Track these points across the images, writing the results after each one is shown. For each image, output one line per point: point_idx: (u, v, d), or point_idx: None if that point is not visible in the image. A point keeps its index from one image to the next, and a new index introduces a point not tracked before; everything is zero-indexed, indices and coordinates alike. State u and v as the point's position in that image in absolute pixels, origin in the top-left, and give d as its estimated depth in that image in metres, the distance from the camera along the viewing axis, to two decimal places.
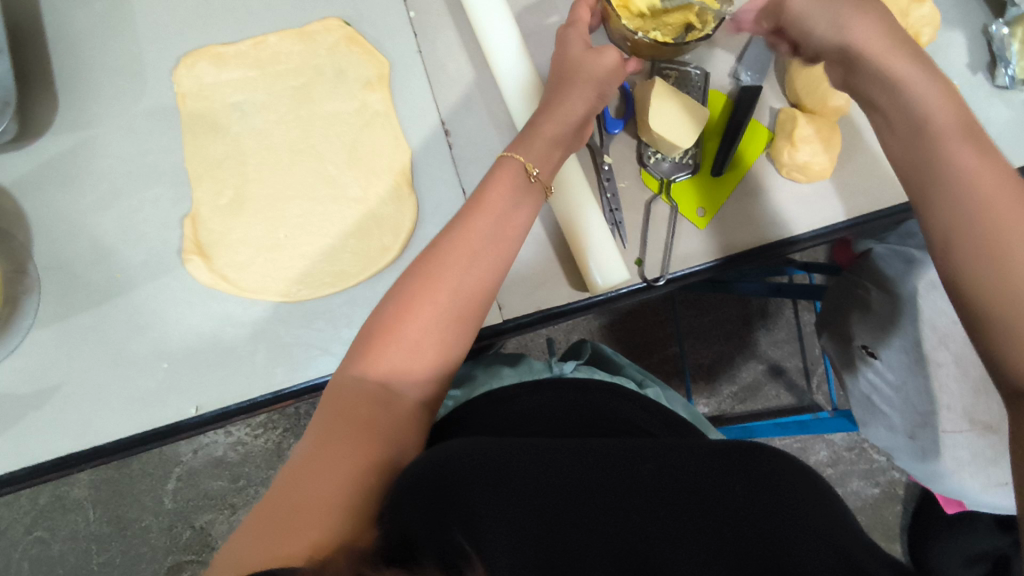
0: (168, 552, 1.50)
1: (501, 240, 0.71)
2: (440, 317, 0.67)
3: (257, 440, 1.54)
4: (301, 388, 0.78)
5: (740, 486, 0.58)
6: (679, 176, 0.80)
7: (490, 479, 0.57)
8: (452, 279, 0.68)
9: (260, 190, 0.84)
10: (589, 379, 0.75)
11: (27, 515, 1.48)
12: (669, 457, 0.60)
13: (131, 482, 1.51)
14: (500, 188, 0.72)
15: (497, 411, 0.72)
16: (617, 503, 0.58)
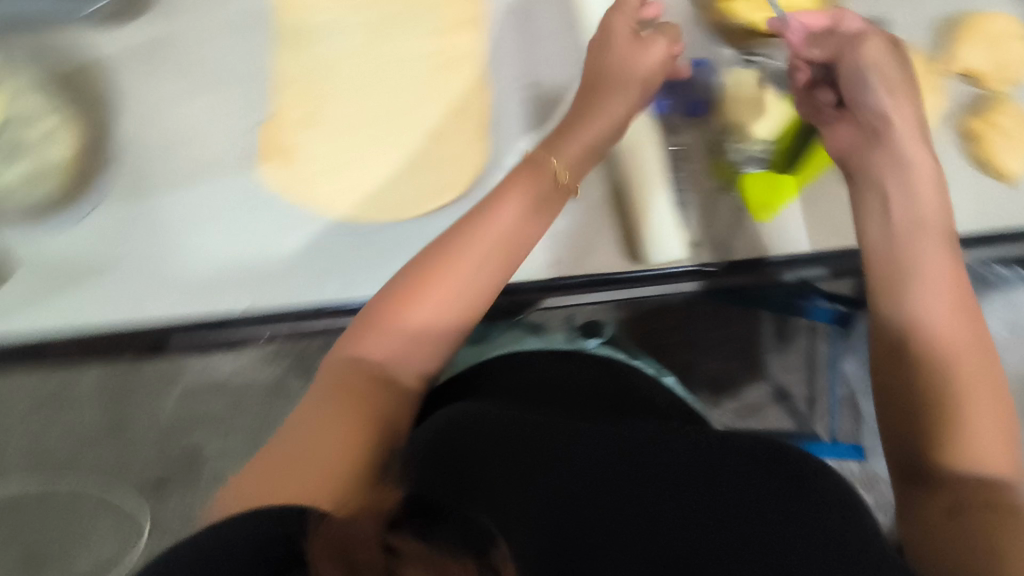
0: (157, 464, 1.52)
1: (512, 238, 0.73)
2: (442, 305, 0.71)
3: (260, 372, 1.54)
4: (337, 309, 0.77)
5: (762, 476, 0.63)
6: (751, 167, 0.83)
7: (515, 464, 0.65)
8: (469, 261, 0.71)
9: (326, 116, 0.86)
10: (610, 360, 0.92)
11: (29, 404, 1.50)
12: (687, 447, 0.66)
13: (134, 389, 1.53)
14: (525, 181, 0.74)
15: (517, 376, 0.89)
16: (638, 491, 0.63)
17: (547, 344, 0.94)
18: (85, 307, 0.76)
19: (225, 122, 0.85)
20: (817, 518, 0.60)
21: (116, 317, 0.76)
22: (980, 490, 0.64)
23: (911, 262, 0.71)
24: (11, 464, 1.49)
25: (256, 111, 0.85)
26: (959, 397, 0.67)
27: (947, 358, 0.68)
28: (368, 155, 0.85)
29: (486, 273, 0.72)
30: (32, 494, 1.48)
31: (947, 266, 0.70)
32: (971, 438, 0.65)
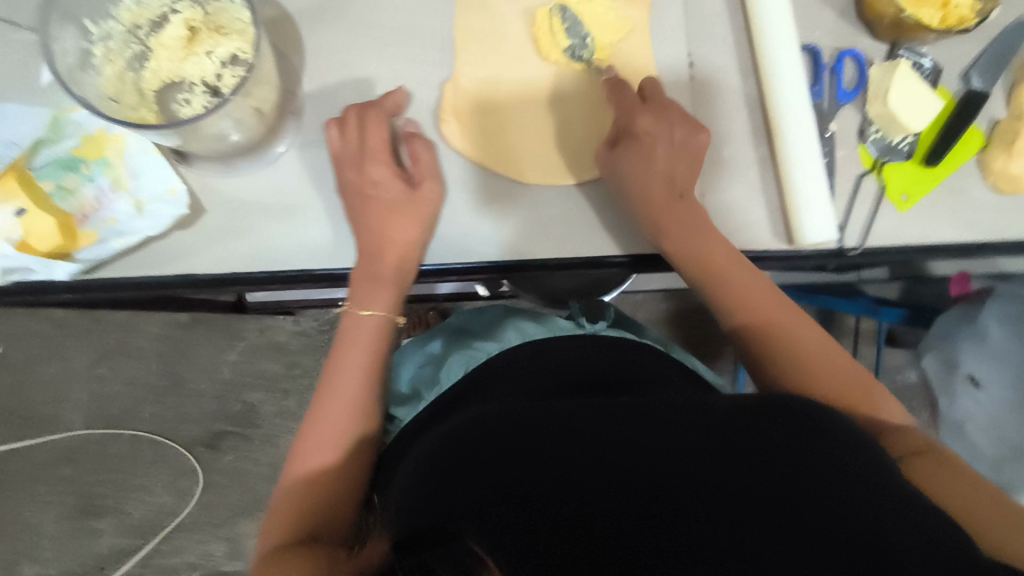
0: (215, 419, 1.53)
1: (431, 221, 0.57)
2: (402, 282, 0.58)
3: (320, 335, 1.55)
4: (472, 269, 0.58)
5: (799, 440, 0.43)
6: (894, 158, 0.64)
7: (505, 445, 0.46)
8: (406, 221, 0.56)
9: (507, 50, 0.60)
10: (624, 338, 0.71)
11: (94, 352, 1.51)
12: (705, 414, 0.47)
13: (196, 344, 1.54)
14: (428, 155, 0.58)
15: (501, 372, 0.67)
16: (657, 472, 0.43)
17: (550, 331, 0.72)
18: (300, 258, 0.57)
19: (421, 45, 0.60)
20: (883, 483, 0.40)
21: (278, 254, 0.56)
22: (906, 449, 0.50)
23: (770, 323, 0.57)
24: (73, 408, 1.51)
25: (409, 41, 0.60)
26: (801, 361, 0.56)
27: (813, 370, 0.55)
28: (582, 115, 0.61)
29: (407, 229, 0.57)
30: (95, 439, 1.51)
31: (780, 302, 0.58)
32: (862, 417, 0.53)
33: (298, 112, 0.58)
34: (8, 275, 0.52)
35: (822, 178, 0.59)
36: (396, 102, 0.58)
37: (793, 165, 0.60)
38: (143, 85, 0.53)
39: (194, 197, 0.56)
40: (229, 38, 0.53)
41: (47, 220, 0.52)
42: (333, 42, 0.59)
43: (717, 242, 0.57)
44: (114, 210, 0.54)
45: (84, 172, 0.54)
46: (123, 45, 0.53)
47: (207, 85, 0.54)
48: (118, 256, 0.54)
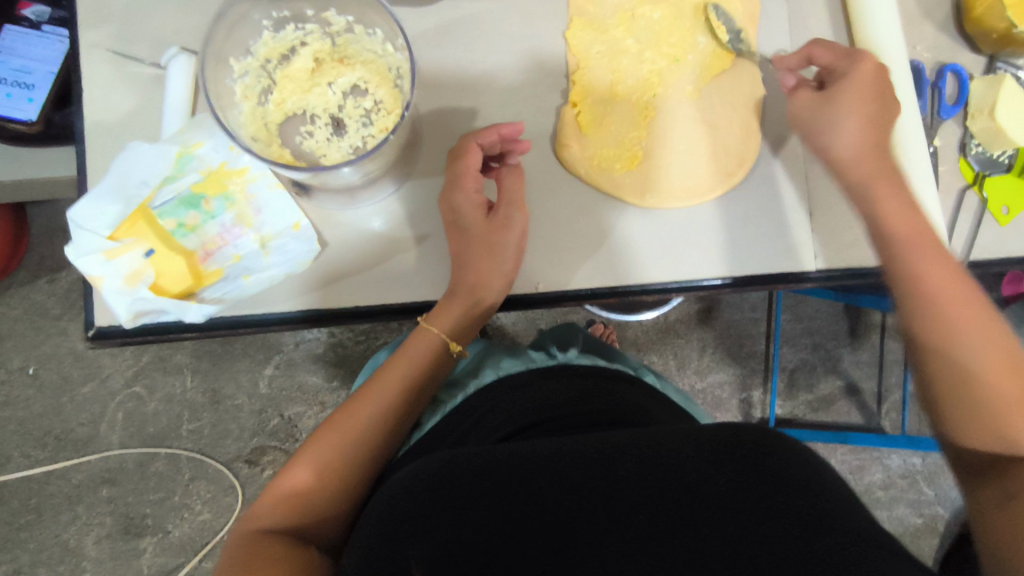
0: (254, 434, 1.35)
1: (513, 255, 0.55)
2: (470, 308, 0.55)
3: (358, 347, 1.36)
4: (594, 292, 0.58)
5: (742, 487, 0.42)
6: (996, 171, 0.64)
7: (454, 498, 0.44)
8: (512, 243, 0.54)
9: (621, 69, 0.60)
10: (603, 368, 0.64)
11: (130, 368, 1.36)
12: (652, 451, 0.45)
13: (233, 358, 1.36)
14: (517, 184, 0.55)
15: (470, 415, 0.60)
16: (597, 520, 0.42)
17: (524, 364, 0.65)
18: (410, 290, 0.56)
19: (538, 67, 0.59)
20: (809, 521, 0.40)
21: (399, 286, 0.56)
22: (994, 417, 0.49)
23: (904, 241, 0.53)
24: (111, 427, 1.34)
25: (521, 66, 0.59)
26: (946, 313, 0.51)
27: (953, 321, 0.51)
28: (690, 136, 0.60)
29: (497, 275, 0.55)
30: (133, 459, 1.34)
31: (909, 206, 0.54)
32: (998, 407, 0.48)
33: (417, 140, 0.57)
34: (137, 318, 0.51)
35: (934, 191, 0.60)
36: (502, 131, 0.54)
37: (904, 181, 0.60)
38: (269, 118, 0.52)
39: (318, 232, 0.55)
40: (353, 68, 0.52)
41: (175, 260, 0.51)
42: (451, 65, 0.58)
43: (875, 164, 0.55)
44: (238, 247, 0.53)
45: (205, 209, 0.53)
46: (255, 80, 0.52)
47: (330, 117, 0.52)
48: (246, 294, 0.53)
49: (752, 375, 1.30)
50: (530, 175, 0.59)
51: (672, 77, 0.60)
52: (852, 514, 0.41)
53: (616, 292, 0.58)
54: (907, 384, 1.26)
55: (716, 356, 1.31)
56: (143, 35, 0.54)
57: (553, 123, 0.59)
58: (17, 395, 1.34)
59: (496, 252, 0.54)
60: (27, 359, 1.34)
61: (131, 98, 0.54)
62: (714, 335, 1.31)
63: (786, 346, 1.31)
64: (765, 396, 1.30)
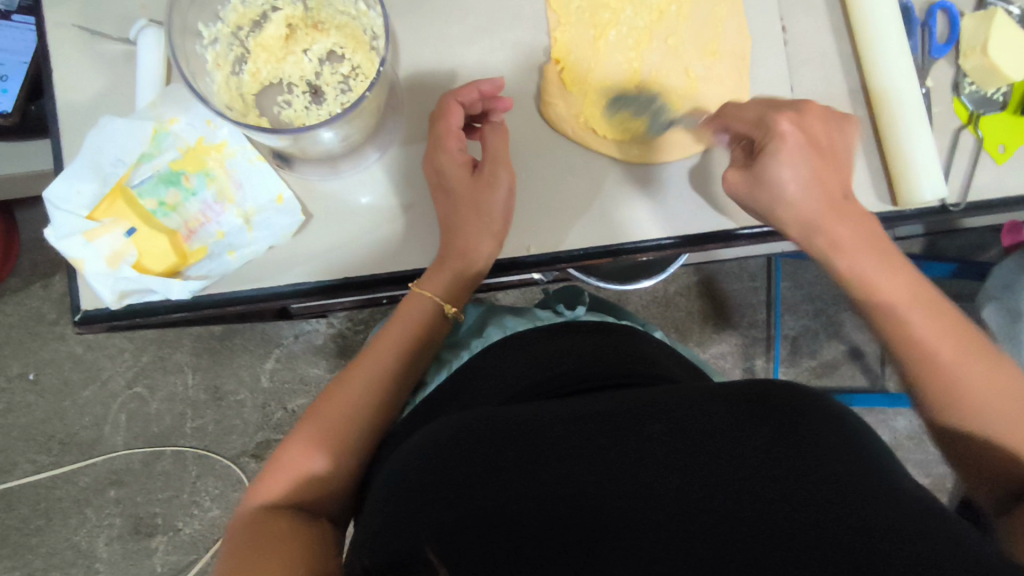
0: (259, 429, 1.35)
1: (501, 216, 0.54)
2: (460, 272, 0.54)
3: (358, 336, 1.35)
4: (587, 253, 0.57)
5: (781, 441, 0.40)
6: (991, 110, 0.63)
7: (473, 469, 0.41)
8: (500, 200, 0.53)
9: (603, 23, 0.58)
10: (611, 325, 0.64)
11: (130, 370, 1.35)
12: (679, 411, 0.42)
13: (233, 354, 1.36)
14: (501, 144, 0.54)
15: (470, 378, 0.58)
16: (627, 479, 0.39)
17: (528, 324, 0.64)
18: (399, 259, 0.55)
19: (519, 28, 0.58)
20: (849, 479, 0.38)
21: (387, 254, 0.55)
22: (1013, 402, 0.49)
23: (874, 288, 0.52)
24: (115, 429, 1.34)
25: (500, 26, 0.58)
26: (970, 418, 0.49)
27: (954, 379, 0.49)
28: (677, 88, 0.59)
29: (485, 236, 0.54)
30: (139, 460, 1.34)
31: (910, 284, 0.52)
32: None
33: (398, 107, 0.56)
34: (122, 299, 0.50)
35: (926, 129, 0.59)
36: (481, 88, 0.53)
37: (897, 121, 0.59)
38: (244, 89, 0.51)
39: (302, 204, 0.54)
40: (327, 34, 0.51)
41: (157, 238, 0.50)
42: (427, 29, 0.57)
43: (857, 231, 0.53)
44: (222, 222, 0.52)
45: (186, 185, 0.51)
46: (226, 48, 0.51)
47: (307, 85, 0.51)
48: (231, 270, 0.52)
49: (755, 343, 1.30)
50: (515, 137, 0.58)
51: (655, 29, 0.59)
52: (889, 472, 0.39)
53: (611, 251, 0.57)
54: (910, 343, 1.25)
55: (717, 326, 1.30)
56: (109, 12, 0.53)
57: (536, 83, 0.58)
58: (19, 403, 1.33)
59: (484, 214, 0.53)
60: (26, 366, 1.34)
61: (102, 77, 0.52)
62: (714, 304, 1.30)
63: (788, 311, 1.30)
64: (768, 363, 1.30)
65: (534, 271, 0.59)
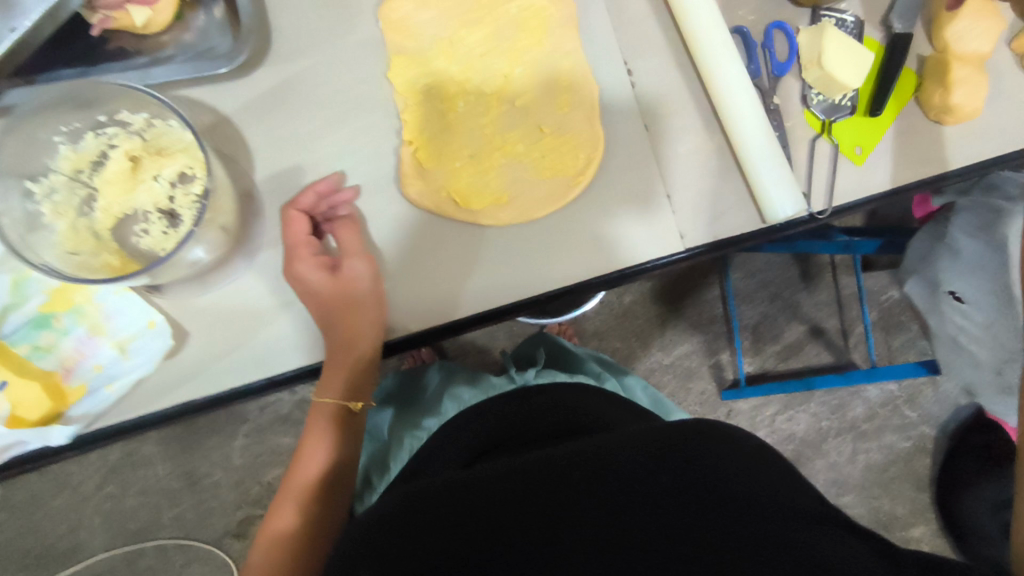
0: (239, 506, 1.34)
1: (374, 300, 0.56)
2: (349, 363, 0.58)
3: None
4: (470, 321, 0.59)
5: (691, 475, 0.47)
6: (841, 116, 0.65)
7: (436, 519, 0.47)
8: (365, 289, 0.56)
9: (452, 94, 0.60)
10: (554, 384, 0.72)
11: (99, 472, 1.33)
12: (611, 464, 0.48)
13: (200, 438, 1.34)
14: (352, 235, 0.57)
15: (431, 451, 0.68)
16: (568, 516, 0.46)
17: (481, 394, 0.73)
18: (284, 361, 0.56)
19: (371, 114, 0.59)
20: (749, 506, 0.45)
21: (268, 357, 0.56)
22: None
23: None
24: (92, 532, 1.33)
25: (351, 116, 0.59)
26: None
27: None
28: (532, 147, 0.61)
29: (367, 324, 0.56)
30: (123, 558, 1.33)
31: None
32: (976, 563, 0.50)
33: (260, 213, 0.57)
34: (3, 453, 0.50)
35: (777, 151, 0.61)
36: (318, 188, 0.56)
37: (748, 149, 0.61)
38: (97, 226, 0.52)
39: (176, 323, 0.55)
40: (173, 158, 0.52)
41: (30, 386, 0.51)
42: (281, 130, 0.58)
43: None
44: (98, 356, 0.53)
45: (57, 326, 0.53)
46: (68, 195, 0.51)
47: (161, 211, 0.52)
48: (111, 404, 0.53)
49: (717, 339, 1.32)
50: (383, 219, 0.59)
51: (504, 95, 0.61)
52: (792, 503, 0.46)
53: (491, 316, 0.59)
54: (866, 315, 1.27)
55: (674, 330, 1.32)
56: None
57: (394, 163, 0.59)
58: None
59: (357, 304, 0.56)
60: None
61: None
62: (668, 310, 1.31)
63: (741, 304, 1.31)
64: (732, 356, 1.31)
65: (420, 348, 0.60)
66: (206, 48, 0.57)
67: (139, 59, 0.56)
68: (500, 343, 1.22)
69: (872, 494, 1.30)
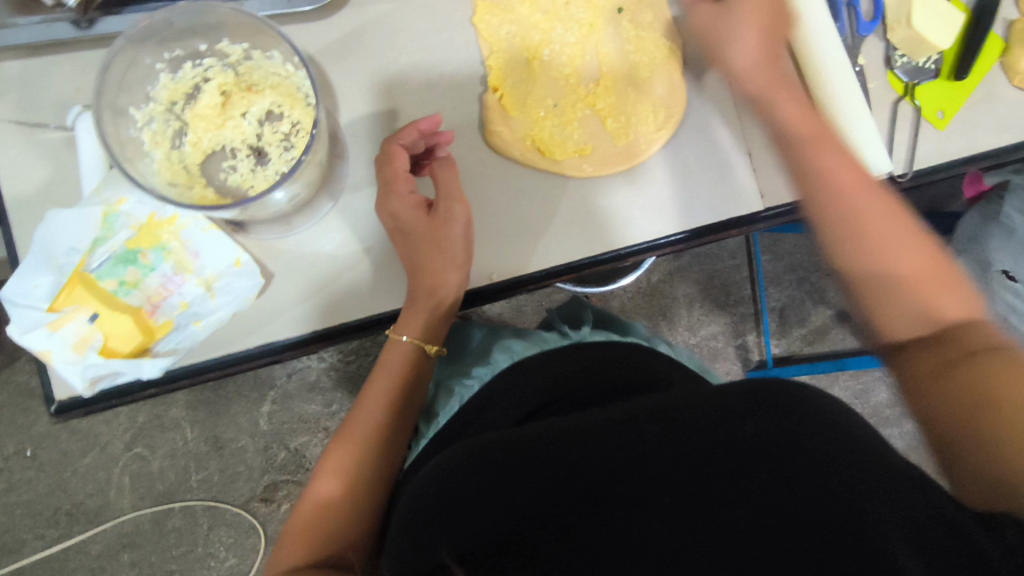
0: (264, 472, 1.34)
1: (463, 247, 0.55)
2: (434, 308, 0.56)
3: (350, 367, 1.33)
4: (553, 272, 0.58)
5: (769, 432, 0.42)
6: (925, 79, 0.64)
7: (490, 487, 0.45)
8: (457, 233, 0.54)
9: (533, 47, 0.59)
10: (610, 340, 0.68)
11: (127, 432, 1.32)
12: (673, 422, 0.45)
13: (228, 402, 1.33)
14: (451, 175, 0.55)
15: (484, 404, 0.63)
16: (631, 480, 0.43)
17: (533, 346, 0.69)
18: (364, 306, 0.56)
19: (451, 61, 0.58)
20: (841, 464, 0.40)
21: (349, 302, 0.55)
22: (960, 350, 0.47)
23: (859, 217, 0.52)
24: (120, 492, 1.32)
25: (432, 63, 0.58)
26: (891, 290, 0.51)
27: (871, 247, 0.51)
28: (614, 100, 0.60)
29: (452, 269, 0.55)
30: (149, 519, 1.32)
31: (882, 186, 0.53)
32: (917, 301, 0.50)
33: (344, 154, 0.56)
34: (94, 385, 0.50)
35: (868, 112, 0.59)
36: (421, 126, 0.54)
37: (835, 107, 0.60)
38: (188, 160, 0.51)
39: (261, 264, 0.54)
40: (263, 95, 0.52)
41: (121, 320, 0.51)
42: (362, 73, 0.57)
43: (816, 127, 0.54)
44: (184, 293, 0.52)
45: (144, 262, 0.52)
46: (163, 125, 0.51)
47: (250, 148, 0.52)
48: (199, 340, 0.52)
49: (744, 320, 1.31)
50: (462, 167, 0.58)
51: (587, 46, 0.60)
52: (879, 454, 0.41)
53: (576, 266, 0.58)
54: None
55: (705, 308, 1.31)
56: (44, 100, 0.53)
57: (476, 111, 0.59)
58: (19, 480, 1.31)
59: (446, 248, 0.54)
60: (22, 443, 1.31)
61: (48, 168, 0.53)
62: (699, 288, 1.31)
63: (771, 285, 1.31)
64: (759, 337, 1.31)
65: (498, 297, 0.59)
66: None
67: None
68: (530, 317, 1.21)
69: None
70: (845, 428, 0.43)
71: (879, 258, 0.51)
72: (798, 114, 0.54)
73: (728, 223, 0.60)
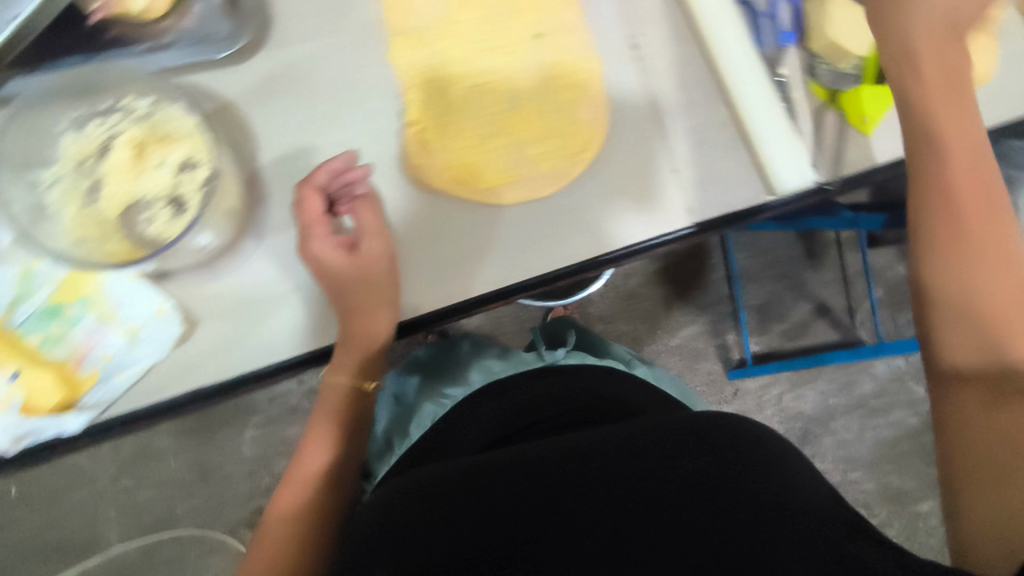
0: (251, 497, 1.34)
1: (389, 283, 0.57)
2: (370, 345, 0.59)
3: None
4: (485, 298, 0.58)
5: (702, 465, 0.47)
6: (848, 85, 0.64)
7: (446, 507, 0.49)
8: (381, 270, 0.56)
9: (453, 78, 0.60)
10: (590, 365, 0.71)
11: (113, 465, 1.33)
12: (618, 452, 0.50)
13: (213, 430, 1.34)
14: (370, 214, 0.57)
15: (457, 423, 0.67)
16: (574, 503, 0.47)
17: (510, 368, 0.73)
18: (294, 345, 0.56)
19: (371, 96, 0.59)
20: (764, 500, 0.45)
21: (275, 342, 0.55)
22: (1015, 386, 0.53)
23: (975, 251, 0.56)
24: (109, 525, 1.33)
25: (353, 99, 0.59)
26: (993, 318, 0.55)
27: (985, 298, 0.55)
28: (535, 126, 0.60)
29: (381, 307, 0.57)
30: (139, 550, 1.33)
31: (989, 216, 0.57)
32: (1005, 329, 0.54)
33: (268, 195, 0.57)
34: (18, 443, 0.51)
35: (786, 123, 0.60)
36: (331, 165, 0.55)
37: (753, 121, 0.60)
38: (102, 214, 0.52)
39: (184, 311, 0.55)
40: (179, 143, 0.52)
41: (45, 376, 0.52)
42: (283, 114, 0.58)
43: (977, 176, 0.56)
44: (107, 346, 0.53)
45: (67, 317, 0.53)
46: (75, 182, 0.52)
47: (166, 198, 0.52)
48: (122, 392, 0.53)
49: (722, 319, 1.30)
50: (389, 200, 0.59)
51: (506, 74, 0.60)
52: (800, 493, 0.46)
53: (508, 294, 0.59)
54: (872, 292, 1.27)
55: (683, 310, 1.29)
56: None
57: (397, 145, 0.59)
58: (7, 518, 1.31)
59: (375, 284, 0.57)
60: (10, 481, 1.32)
61: None
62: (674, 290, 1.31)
63: (748, 283, 1.30)
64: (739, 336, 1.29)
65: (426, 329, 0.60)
66: (204, 34, 0.57)
67: (140, 45, 0.56)
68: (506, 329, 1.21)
69: (881, 470, 1.30)
70: (773, 465, 0.48)
71: (965, 281, 0.56)
72: (951, 111, 0.56)
73: (695, 227, 0.61)
